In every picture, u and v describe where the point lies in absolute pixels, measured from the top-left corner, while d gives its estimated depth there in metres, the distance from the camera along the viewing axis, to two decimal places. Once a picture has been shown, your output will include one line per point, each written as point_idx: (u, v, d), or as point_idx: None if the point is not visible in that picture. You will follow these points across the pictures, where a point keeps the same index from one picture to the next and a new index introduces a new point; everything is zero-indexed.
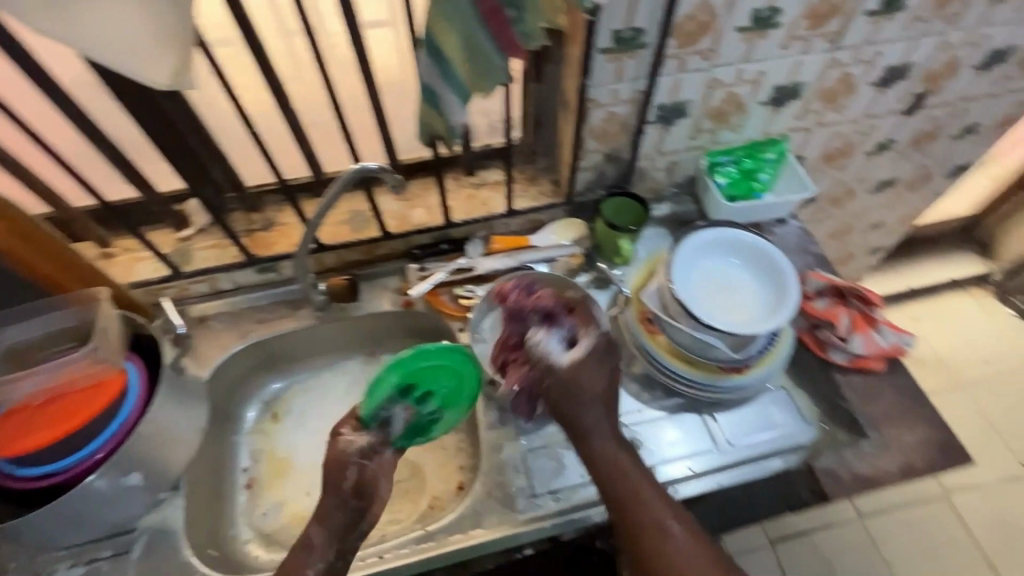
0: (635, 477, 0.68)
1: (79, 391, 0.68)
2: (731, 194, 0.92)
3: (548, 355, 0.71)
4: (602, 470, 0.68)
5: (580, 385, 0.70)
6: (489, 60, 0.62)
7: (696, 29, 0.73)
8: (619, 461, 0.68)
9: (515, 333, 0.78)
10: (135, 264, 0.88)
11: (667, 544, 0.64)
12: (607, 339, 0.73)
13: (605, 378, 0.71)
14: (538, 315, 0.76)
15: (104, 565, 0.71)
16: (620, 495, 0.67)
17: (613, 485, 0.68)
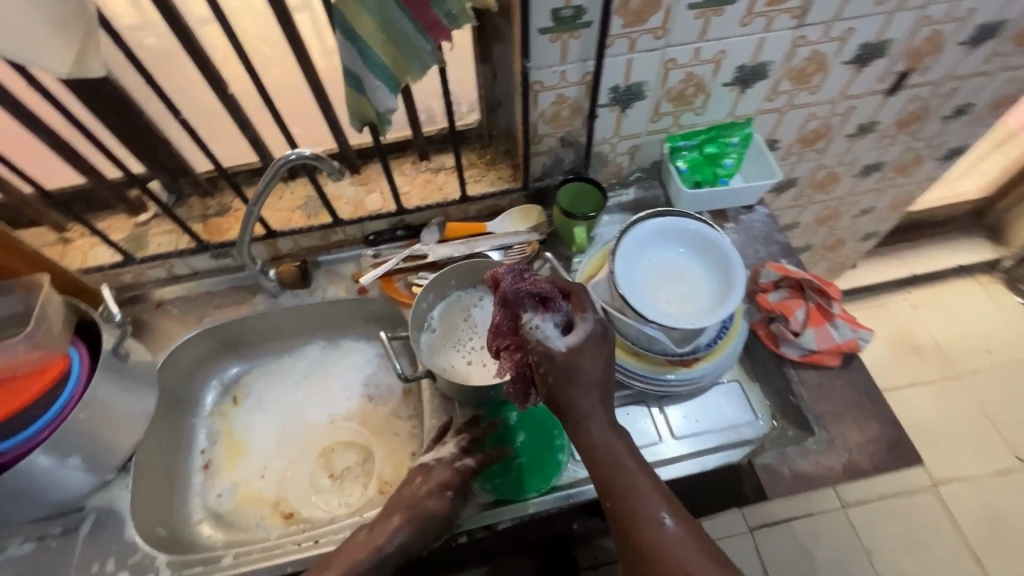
0: (633, 467, 0.61)
1: (23, 377, 0.70)
2: (693, 180, 0.90)
3: (546, 342, 0.60)
4: (595, 458, 0.62)
5: (580, 370, 0.61)
6: (410, 43, 0.60)
7: (643, 6, 0.69)
8: (615, 448, 0.62)
9: (506, 320, 0.64)
10: (91, 249, 0.89)
11: (666, 539, 0.58)
12: (605, 325, 0.63)
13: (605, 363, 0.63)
14: (526, 301, 0.62)
15: (52, 543, 0.73)
16: (613, 485, 0.61)
17: (608, 474, 0.61)
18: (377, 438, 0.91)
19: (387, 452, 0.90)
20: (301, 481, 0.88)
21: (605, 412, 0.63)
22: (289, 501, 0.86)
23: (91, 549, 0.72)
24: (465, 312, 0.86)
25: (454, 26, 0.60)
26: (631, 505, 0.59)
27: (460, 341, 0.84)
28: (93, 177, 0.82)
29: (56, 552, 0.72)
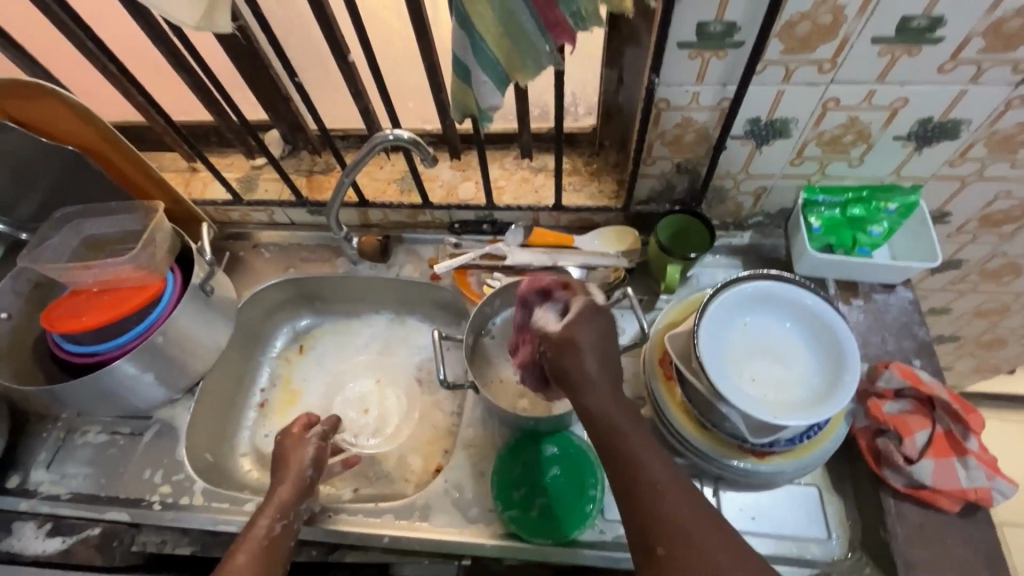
0: (636, 442, 0.53)
1: (124, 289, 0.77)
2: (823, 242, 0.76)
3: (541, 324, 0.60)
4: (595, 425, 0.54)
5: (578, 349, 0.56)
6: (526, 40, 0.55)
7: (813, 32, 0.57)
8: (614, 421, 0.54)
9: (521, 318, 0.68)
10: (211, 183, 0.97)
11: (680, 524, 0.49)
12: (598, 306, 0.60)
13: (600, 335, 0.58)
14: (532, 294, 0.66)
15: (121, 440, 0.81)
16: (616, 459, 0.53)
17: (607, 444, 0.53)
18: (414, 425, 0.91)
19: (420, 442, 0.89)
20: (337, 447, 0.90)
21: (607, 373, 0.56)
22: None
23: (148, 456, 0.80)
24: None
25: (580, 27, 0.54)
26: (635, 483, 0.51)
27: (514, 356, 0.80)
28: (222, 118, 0.87)
29: (121, 448, 0.81)
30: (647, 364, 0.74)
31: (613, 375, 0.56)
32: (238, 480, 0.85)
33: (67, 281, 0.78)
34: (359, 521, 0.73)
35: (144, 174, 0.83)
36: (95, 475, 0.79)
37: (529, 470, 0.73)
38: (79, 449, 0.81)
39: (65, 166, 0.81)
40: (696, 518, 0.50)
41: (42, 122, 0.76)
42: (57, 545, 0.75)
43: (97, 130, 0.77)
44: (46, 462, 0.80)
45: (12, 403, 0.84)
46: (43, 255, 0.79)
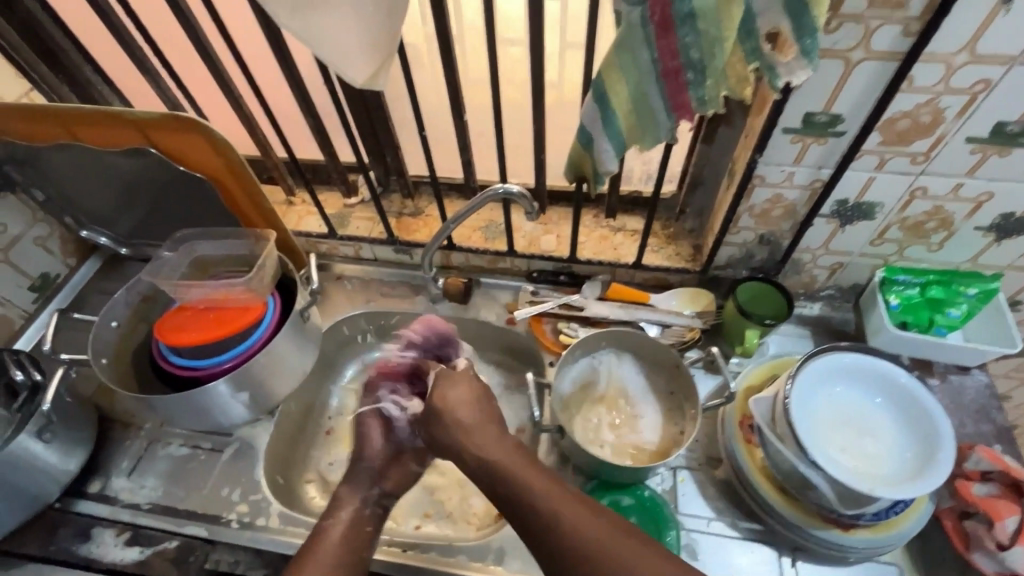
0: (525, 471, 0.66)
1: (230, 309, 0.82)
2: (900, 320, 0.79)
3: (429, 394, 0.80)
4: (521, 516, 0.63)
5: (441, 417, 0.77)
6: (652, 117, 0.60)
7: (913, 129, 0.62)
8: (495, 466, 0.68)
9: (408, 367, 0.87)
10: (307, 215, 1.03)
11: (581, 539, 0.59)
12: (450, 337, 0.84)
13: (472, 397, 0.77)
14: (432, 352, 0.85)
15: (201, 455, 0.83)
16: (530, 496, 0.63)
17: (528, 515, 0.62)
18: None
19: (483, 485, 0.90)
20: None
21: (507, 452, 0.69)
22: None
23: (226, 473, 0.82)
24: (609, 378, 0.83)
25: (701, 109, 0.60)
26: (535, 516, 0.62)
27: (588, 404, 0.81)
28: (331, 158, 0.95)
29: (199, 464, 0.82)
30: (728, 426, 0.76)
31: (500, 440, 0.72)
32: (306, 504, 0.87)
33: (180, 296, 0.83)
34: (434, 559, 0.73)
35: (256, 206, 0.89)
36: (175, 487, 0.81)
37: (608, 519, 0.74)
38: (159, 460, 0.83)
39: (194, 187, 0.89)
40: (558, 496, 0.63)
41: (177, 150, 0.84)
42: (133, 555, 0.75)
43: (225, 163, 0.84)
44: (127, 470, 0.82)
45: (100, 409, 0.87)
46: (158, 271, 0.85)
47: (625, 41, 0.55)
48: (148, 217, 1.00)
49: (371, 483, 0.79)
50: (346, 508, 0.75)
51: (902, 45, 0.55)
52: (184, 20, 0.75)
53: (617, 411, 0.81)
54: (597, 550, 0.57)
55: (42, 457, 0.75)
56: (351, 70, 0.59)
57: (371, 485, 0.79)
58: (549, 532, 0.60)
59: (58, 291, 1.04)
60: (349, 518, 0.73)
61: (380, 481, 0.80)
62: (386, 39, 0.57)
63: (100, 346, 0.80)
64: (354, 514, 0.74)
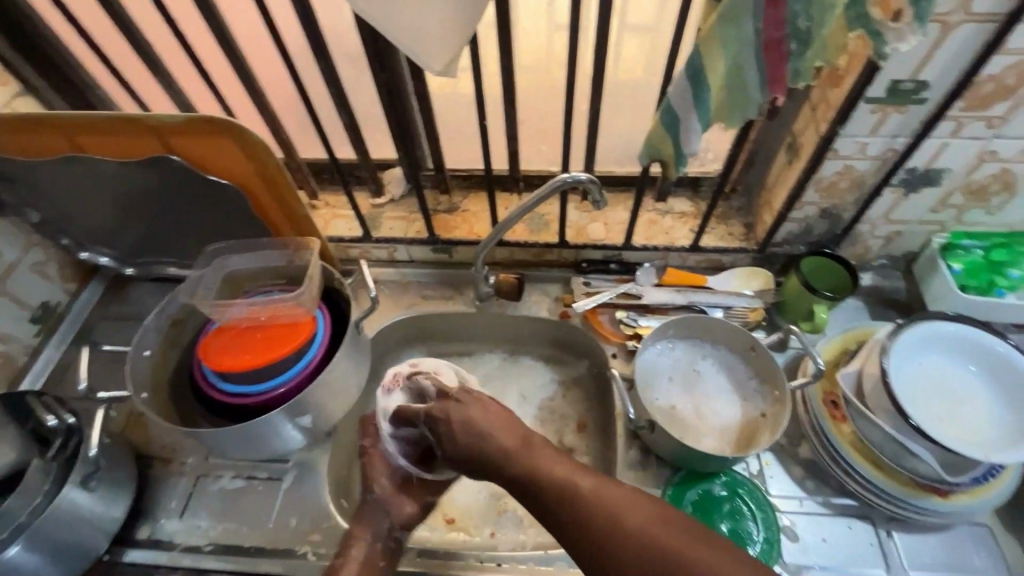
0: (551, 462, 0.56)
1: (279, 327, 0.76)
2: (963, 284, 0.79)
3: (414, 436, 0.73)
4: (559, 513, 0.53)
5: (469, 432, 0.62)
6: (746, 93, 0.58)
7: (994, 92, 0.62)
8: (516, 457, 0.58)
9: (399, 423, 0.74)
10: (335, 219, 0.96)
11: (632, 539, 0.48)
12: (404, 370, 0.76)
13: (492, 408, 0.63)
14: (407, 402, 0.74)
15: (258, 486, 0.77)
16: (561, 491, 0.54)
17: (560, 505, 0.53)
18: None
19: None
20: (469, 490, 0.87)
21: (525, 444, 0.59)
22: (454, 506, 0.86)
23: (289, 502, 0.76)
24: (680, 367, 0.82)
25: (795, 81, 0.57)
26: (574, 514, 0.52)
27: (663, 394, 0.80)
28: (363, 155, 0.88)
29: (259, 496, 0.77)
30: (812, 403, 0.75)
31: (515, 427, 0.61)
32: None
33: (218, 317, 0.75)
34: None
35: (291, 213, 0.82)
36: (236, 523, 0.75)
37: (705, 505, 0.73)
38: (212, 495, 0.77)
39: (221, 197, 0.82)
40: (603, 487, 0.52)
41: (200, 156, 0.76)
42: None
43: (257, 168, 0.76)
44: (178, 510, 0.76)
45: (136, 447, 0.80)
46: (192, 290, 0.78)
47: (729, 13, 0.52)
48: (160, 233, 0.91)
49: (381, 514, 0.71)
50: (357, 543, 0.70)
51: (1002, 6, 0.54)
52: (206, 11, 0.67)
53: (695, 400, 0.79)
54: (653, 545, 0.47)
55: (87, 506, 0.67)
56: (426, 54, 0.53)
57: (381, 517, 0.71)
58: (589, 530, 0.50)
59: (61, 322, 0.94)
60: (359, 554, 0.69)
61: (390, 510, 0.72)
62: (468, 20, 0.52)
63: (137, 379, 0.72)
64: (366, 553, 0.69)
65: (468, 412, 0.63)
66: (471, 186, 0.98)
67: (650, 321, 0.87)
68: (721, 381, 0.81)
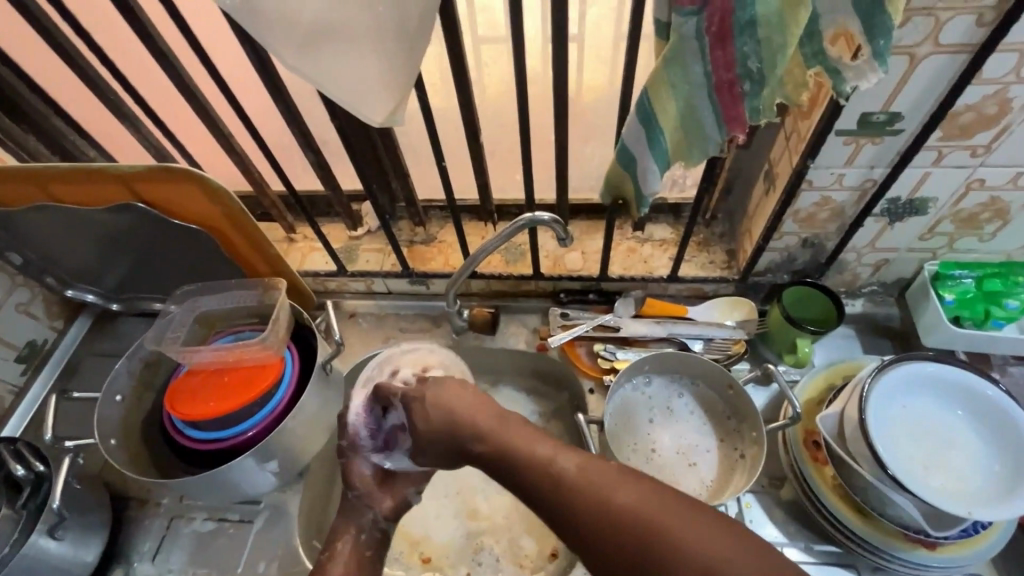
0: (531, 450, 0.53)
1: (246, 370, 0.75)
2: (955, 315, 0.76)
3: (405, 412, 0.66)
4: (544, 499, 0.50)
5: (439, 413, 0.59)
6: (702, 133, 0.55)
7: (974, 122, 0.58)
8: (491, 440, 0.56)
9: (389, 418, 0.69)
10: (311, 252, 0.96)
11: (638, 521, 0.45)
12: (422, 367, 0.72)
13: (468, 391, 0.61)
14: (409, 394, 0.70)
15: (230, 528, 0.78)
16: (548, 477, 0.51)
17: (548, 492, 0.50)
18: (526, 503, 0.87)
19: (531, 524, 0.85)
20: (446, 527, 0.86)
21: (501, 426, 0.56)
22: (430, 544, 0.85)
23: (261, 545, 0.77)
24: (655, 405, 0.79)
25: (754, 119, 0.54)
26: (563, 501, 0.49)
27: (635, 435, 0.77)
28: (334, 191, 0.87)
29: (230, 539, 0.77)
30: (793, 446, 0.72)
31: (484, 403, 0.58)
32: None
33: (186, 361, 0.75)
34: None
35: (261, 252, 0.82)
36: (208, 566, 0.76)
37: None
38: (185, 538, 0.78)
39: (192, 240, 0.82)
40: (589, 467, 0.50)
41: (167, 201, 0.76)
42: None
43: (222, 210, 0.76)
44: (151, 554, 0.77)
45: (113, 488, 0.81)
46: (162, 335, 0.78)
47: (675, 56, 0.49)
48: (140, 272, 0.92)
49: (363, 507, 0.68)
50: (344, 536, 0.67)
51: (973, 37, 0.51)
52: (163, 61, 0.67)
53: (670, 438, 0.77)
54: (643, 527, 0.45)
55: (57, 554, 0.68)
56: (367, 109, 0.51)
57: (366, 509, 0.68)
58: (578, 514, 0.48)
59: (47, 360, 0.96)
60: (345, 550, 0.66)
61: (374, 503, 0.68)
62: (406, 74, 0.50)
63: (106, 427, 0.73)
64: (354, 544, 0.66)
65: (440, 396, 0.60)
66: (447, 216, 0.96)
67: (628, 354, 0.85)
68: (696, 421, 0.78)
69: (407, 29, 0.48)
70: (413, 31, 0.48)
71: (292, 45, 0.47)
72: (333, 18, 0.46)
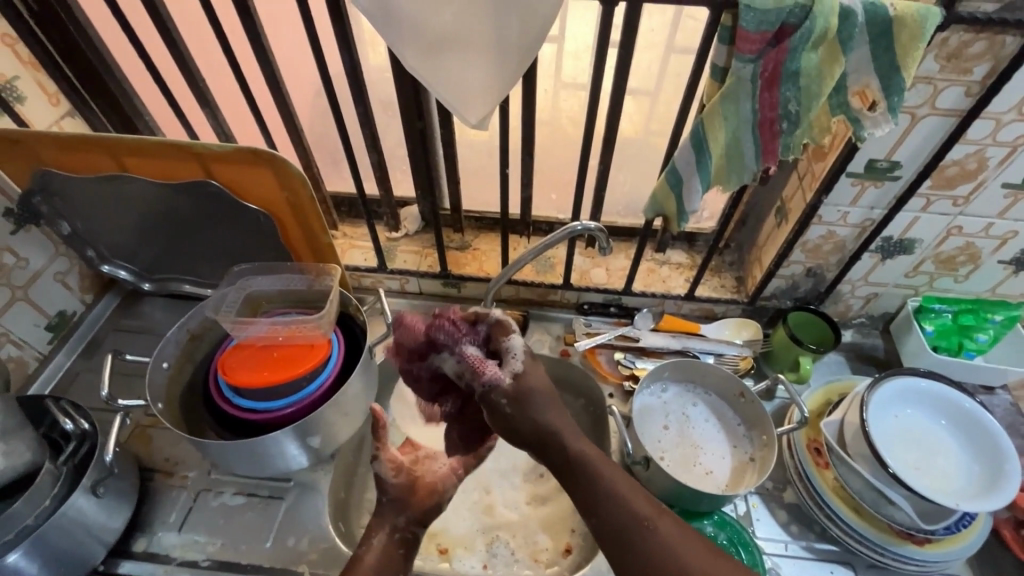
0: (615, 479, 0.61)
1: (294, 347, 0.78)
2: (934, 344, 0.86)
3: (462, 364, 0.68)
4: (629, 544, 0.57)
5: (539, 419, 0.65)
6: (742, 160, 0.65)
7: (959, 174, 0.70)
8: (586, 458, 0.63)
9: (430, 375, 0.73)
10: (352, 249, 1.02)
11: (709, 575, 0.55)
12: (497, 329, 0.69)
13: (543, 373, 0.67)
14: (439, 344, 0.69)
15: (259, 503, 0.79)
16: (632, 523, 0.58)
17: (630, 531, 0.57)
18: (542, 500, 0.90)
19: (546, 521, 0.89)
20: (463, 518, 0.89)
21: (566, 419, 0.66)
22: (447, 536, 0.87)
23: (289, 521, 0.78)
24: (672, 412, 0.86)
25: (784, 154, 0.64)
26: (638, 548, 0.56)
27: (656, 436, 0.83)
28: (386, 193, 0.94)
29: (259, 514, 0.78)
30: (798, 449, 0.79)
31: (559, 409, 0.66)
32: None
33: (237, 334, 0.78)
34: None
35: (311, 238, 0.87)
36: (234, 539, 0.76)
37: None
38: (211, 511, 0.78)
39: (250, 222, 0.87)
40: (678, 539, 0.57)
41: (237, 183, 0.81)
42: None
43: (286, 195, 0.82)
44: (175, 525, 0.77)
45: (139, 458, 0.81)
46: (215, 307, 0.81)
47: (730, 94, 0.59)
48: (182, 252, 0.95)
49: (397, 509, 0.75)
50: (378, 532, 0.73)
51: (962, 103, 0.63)
52: (261, 55, 0.74)
53: (687, 441, 0.84)
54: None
55: (91, 514, 0.69)
56: (463, 109, 0.60)
57: (397, 511, 0.75)
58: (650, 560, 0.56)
59: (73, 332, 0.97)
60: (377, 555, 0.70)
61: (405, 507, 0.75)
62: (503, 88, 0.59)
63: (155, 391, 0.75)
64: (387, 540, 0.73)
65: (531, 384, 0.66)
66: (484, 227, 1.04)
67: (646, 363, 0.92)
68: (711, 428, 0.85)
69: (511, 54, 0.56)
70: (516, 59, 0.56)
71: (413, 50, 0.56)
72: (455, 32, 0.55)
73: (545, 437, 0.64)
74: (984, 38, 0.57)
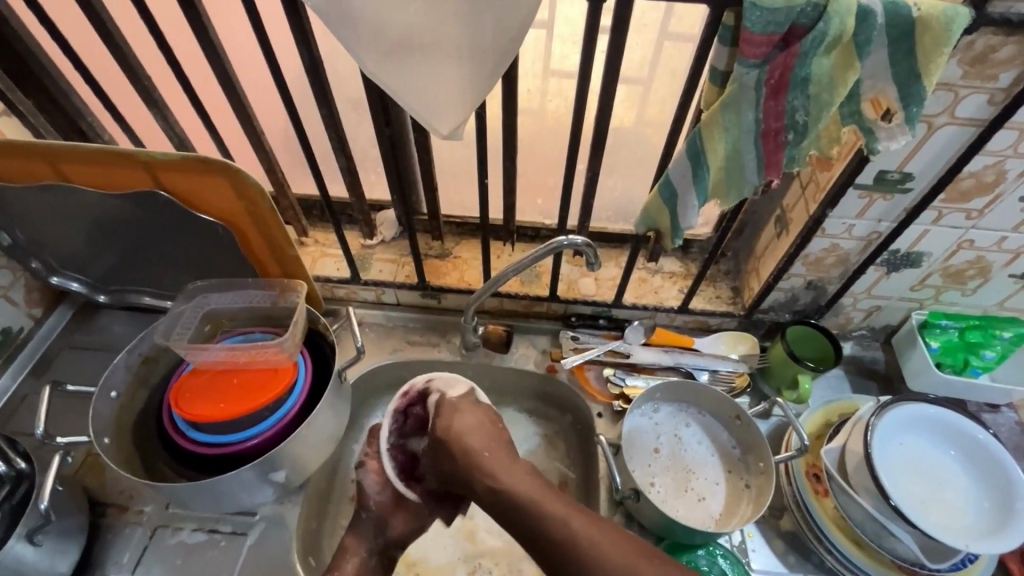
0: (546, 504, 0.61)
1: (256, 372, 0.72)
2: (939, 361, 0.82)
3: None
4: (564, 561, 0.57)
5: (470, 458, 0.69)
6: (742, 173, 0.59)
7: (974, 187, 0.65)
8: (517, 487, 0.64)
9: None
10: (323, 257, 0.95)
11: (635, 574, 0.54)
12: None
13: (473, 414, 0.74)
14: None
15: (221, 540, 0.74)
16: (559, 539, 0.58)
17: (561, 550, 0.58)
18: None
19: None
20: (444, 546, 0.84)
21: (496, 451, 0.69)
22: (427, 566, 0.83)
23: (253, 559, 0.73)
24: (664, 434, 0.81)
25: (788, 165, 0.58)
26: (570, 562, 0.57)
27: (645, 462, 0.79)
28: (358, 198, 0.87)
29: (221, 552, 0.73)
30: (796, 476, 0.75)
31: (489, 440, 0.70)
32: None
33: (191, 359, 0.72)
34: None
35: (275, 250, 0.80)
36: None
37: None
38: (169, 549, 0.73)
39: (206, 232, 0.79)
40: (601, 539, 0.57)
41: (190, 192, 0.74)
42: None
43: (245, 204, 0.74)
44: (130, 566, 0.71)
45: (90, 491, 0.75)
46: (168, 329, 0.75)
47: (731, 103, 0.53)
48: (136, 263, 0.88)
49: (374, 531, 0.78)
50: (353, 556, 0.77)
51: (984, 112, 0.57)
52: (210, 51, 0.66)
53: (679, 466, 0.79)
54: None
55: (31, 563, 0.63)
56: (432, 118, 0.53)
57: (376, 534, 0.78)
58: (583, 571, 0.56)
59: (20, 349, 0.90)
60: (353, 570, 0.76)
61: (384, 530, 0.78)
62: (478, 94, 0.52)
63: (100, 423, 0.69)
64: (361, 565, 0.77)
65: (464, 419, 0.72)
66: (465, 233, 0.97)
67: (637, 381, 0.87)
68: (704, 451, 0.80)
69: (486, 56, 0.49)
70: (491, 61, 0.49)
71: (374, 51, 0.48)
72: (421, 32, 0.47)
73: (481, 467, 0.68)
74: (1013, 41, 0.51)
